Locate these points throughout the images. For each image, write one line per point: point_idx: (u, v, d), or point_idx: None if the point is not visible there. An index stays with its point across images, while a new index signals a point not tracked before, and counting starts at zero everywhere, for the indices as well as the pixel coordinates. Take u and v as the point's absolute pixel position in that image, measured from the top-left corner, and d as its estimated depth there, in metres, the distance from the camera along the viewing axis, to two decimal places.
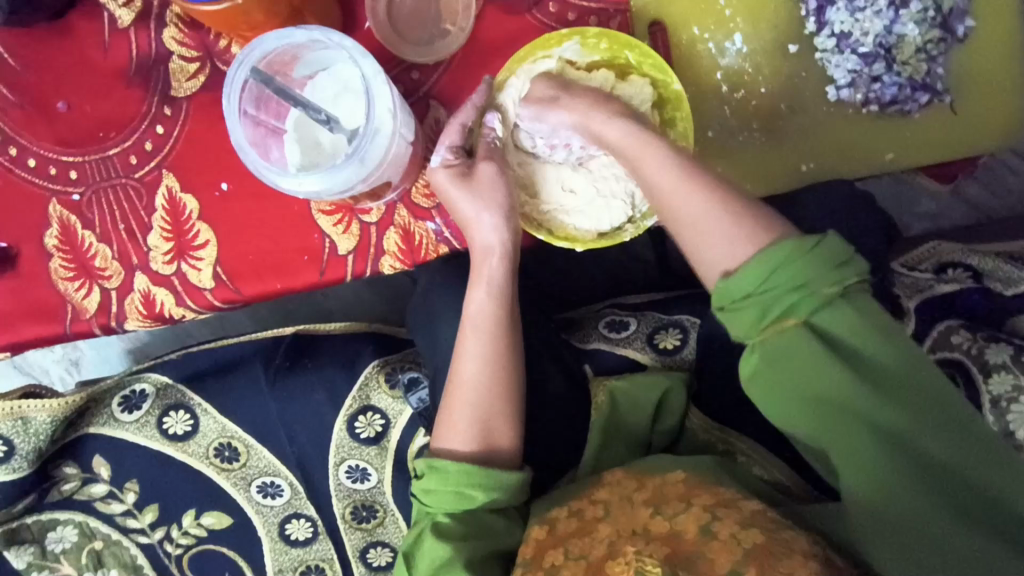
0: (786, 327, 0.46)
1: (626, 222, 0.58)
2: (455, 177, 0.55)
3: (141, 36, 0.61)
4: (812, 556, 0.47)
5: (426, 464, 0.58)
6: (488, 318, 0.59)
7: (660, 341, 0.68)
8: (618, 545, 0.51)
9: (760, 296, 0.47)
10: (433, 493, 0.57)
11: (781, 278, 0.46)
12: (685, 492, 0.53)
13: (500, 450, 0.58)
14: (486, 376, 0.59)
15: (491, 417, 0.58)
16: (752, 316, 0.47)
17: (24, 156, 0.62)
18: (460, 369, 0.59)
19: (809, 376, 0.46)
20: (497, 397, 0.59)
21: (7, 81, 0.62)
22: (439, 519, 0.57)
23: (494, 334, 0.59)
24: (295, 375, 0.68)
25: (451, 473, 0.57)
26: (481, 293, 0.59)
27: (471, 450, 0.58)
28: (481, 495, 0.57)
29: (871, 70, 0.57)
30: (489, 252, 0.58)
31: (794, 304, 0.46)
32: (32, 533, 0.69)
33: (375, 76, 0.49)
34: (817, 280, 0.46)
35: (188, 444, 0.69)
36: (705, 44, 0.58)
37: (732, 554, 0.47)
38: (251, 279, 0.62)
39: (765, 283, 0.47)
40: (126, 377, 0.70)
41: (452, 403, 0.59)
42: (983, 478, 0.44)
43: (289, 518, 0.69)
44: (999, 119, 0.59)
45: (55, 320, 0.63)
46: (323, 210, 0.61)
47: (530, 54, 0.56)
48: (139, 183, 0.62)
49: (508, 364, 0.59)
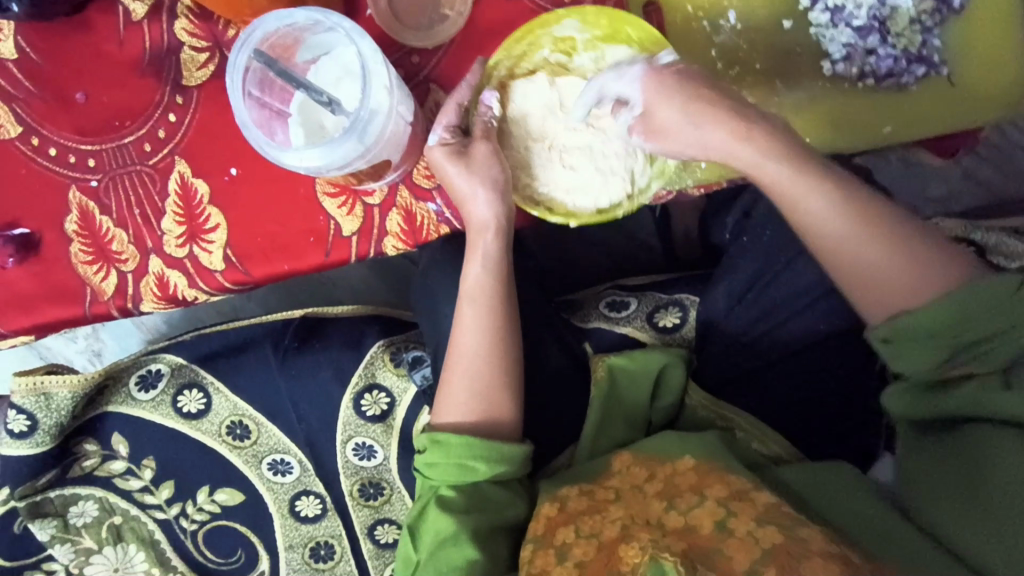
0: (972, 374, 0.50)
1: (623, 198, 0.59)
2: (455, 159, 0.56)
3: (154, 28, 0.64)
4: (831, 558, 0.45)
5: (429, 438, 0.59)
6: (484, 291, 0.62)
7: (659, 319, 0.68)
8: (631, 530, 0.52)
9: (943, 336, 0.50)
10: (436, 466, 0.59)
11: (967, 323, 0.49)
12: (698, 483, 0.54)
13: (502, 419, 0.60)
14: (486, 346, 0.61)
15: (489, 387, 0.60)
16: (915, 349, 0.51)
17: (45, 145, 0.65)
18: (459, 338, 0.62)
19: (958, 398, 0.50)
20: (496, 367, 0.61)
21: (28, 74, 0.65)
22: (444, 492, 0.58)
23: (490, 306, 0.62)
24: (303, 355, 0.69)
25: (454, 446, 0.58)
26: (478, 267, 0.62)
27: (472, 418, 0.60)
28: (482, 467, 0.58)
29: (865, 43, 0.58)
30: (484, 228, 0.60)
31: (960, 340, 0.50)
32: (54, 507, 0.71)
33: (373, 56, 0.51)
34: (1012, 324, 0.48)
35: (201, 421, 0.71)
36: (699, 23, 0.59)
37: (750, 552, 0.47)
38: (259, 261, 0.64)
39: (951, 325, 0.49)
40: (142, 357, 0.73)
41: (452, 372, 0.61)
42: None
43: (299, 496, 0.71)
44: (1000, 89, 0.59)
45: (75, 302, 0.66)
46: (327, 192, 0.63)
47: (529, 32, 0.56)
48: (152, 169, 0.64)
49: (505, 335, 0.61)
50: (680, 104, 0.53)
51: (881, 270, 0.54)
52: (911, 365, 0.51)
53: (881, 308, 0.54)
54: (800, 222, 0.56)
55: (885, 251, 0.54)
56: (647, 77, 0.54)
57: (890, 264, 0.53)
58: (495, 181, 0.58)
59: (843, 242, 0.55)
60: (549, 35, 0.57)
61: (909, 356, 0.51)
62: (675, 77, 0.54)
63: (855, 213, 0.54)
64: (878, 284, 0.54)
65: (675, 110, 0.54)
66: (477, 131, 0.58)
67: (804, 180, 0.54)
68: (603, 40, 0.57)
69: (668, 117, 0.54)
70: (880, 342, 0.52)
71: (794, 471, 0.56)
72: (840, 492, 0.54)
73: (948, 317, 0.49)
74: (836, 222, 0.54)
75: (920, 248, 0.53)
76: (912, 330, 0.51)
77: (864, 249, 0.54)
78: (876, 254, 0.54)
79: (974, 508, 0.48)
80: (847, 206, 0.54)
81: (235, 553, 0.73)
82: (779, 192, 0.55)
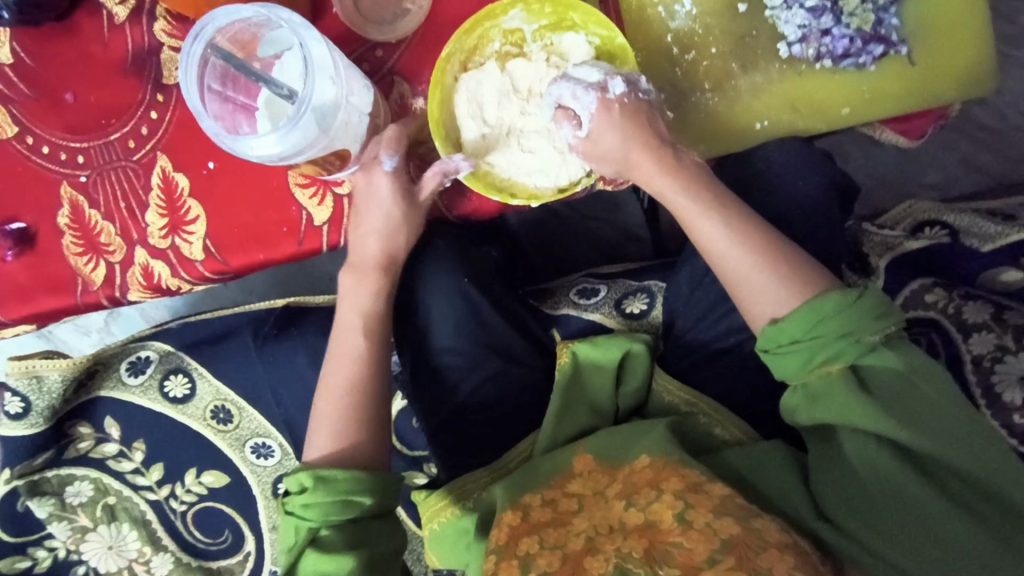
0: (830, 373, 0.50)
1: (582, 175, 0.59)
2: (398, 194, 0.61)
3: (136, 30, 0.67)
4: (787, 546, 0.48)
5: (313, 475, 0.57)
6: (369, 322, 0.64)
7: (627, 306, 0.70)
8: (596, 542, 0.53)
9: (808, 342, 0.49)
10: (316, 505, 0.57)
11: (827, 326, 0.49)
12: (654, 478, 0.54)
13: (368, 451, 0.61)
14: (363, 377, 0.63)
15: (364, 417, 0.62)
16: (792, 359, 0.50)
17: (39, 144, 0.69)
18: (333, 369, 0.63)
19: (834, 408, 0.49)
20: (374, 393, 0.63)
21: (23, 77, 0.69)
22: (322, 533, 0.56)
23: (368, 338, 0.64)
24: (281, 341, 0.72)
25: (339, 481, 0.57)
26: (362, 301, 0.64)
27: (347, 444, 0.61)
28: (366, 500, 0.58)
29: (819, 24, 0.59)
30: (376, 263, 0.64)
31: (836, 354, 0.49)
32: (52, 486, 0.75)
33: (316, 41, 0.54)
34: (863, 328, 0.49)
35: (186, 406, 0.74)
36: (654, 9, 0.60)
37: (709, 543, 0.48)
38: (237, 251, 0.66)
39: (814, 329, 0.49)
40: (131, 345, 0.76)
41: (330, 397, 0.62)
42: (976, 462, 0.47)
43: (281, 478, 0.74)
44: (953, 69, 0.60)
45: (67, 292, 0.69)
46: (299, 183, 0.65)
47: (476, 24, 0.58)
48: (136, 164, 0.67)
49: (384, 371, 0.64)
50: (620, 135, 0.55)
51: (750, 283, 0.53)
52: (790, 372, 0.51)
53: (761, 323, 0.52)
54: (691, 233, 0.55)
55: (758, 266, 0.52)
56: (602, 105, 0.55)
57: (759, 280, 0.52)
58: (407, 222, 0.63)
59: (717, 250, 0.54)
60: (497, 28, 0.59)
61: (787, 365, 0.50)
62: (626, 109, 0.55)
63: (749, 234, 0.54)
64: (759, 299, 0.52)
65: (614, 138, 0.55)
66: (430, 185, 0.60)
67: (698, 200, 0.55)
68: (550, 29, 0.60)
69: (609, 143, 0.55)
70: (763, 349, 0.52)
71: (737, 450, 0.56)
72: (773, 472, 0.54)
73: (811, 321, 0.49)
74: (725, 238, 0.54)
75: (804, 271, 0.52)
76: (789, 337, 0.50)
77: (743, 259, 0.53)
78: (760, 268, 0.52)
79: (870, 512, 0.48)
80: (732, 222, 0.54)
81: (222, 533, 0.75)
82: (678, 205, 0.56)
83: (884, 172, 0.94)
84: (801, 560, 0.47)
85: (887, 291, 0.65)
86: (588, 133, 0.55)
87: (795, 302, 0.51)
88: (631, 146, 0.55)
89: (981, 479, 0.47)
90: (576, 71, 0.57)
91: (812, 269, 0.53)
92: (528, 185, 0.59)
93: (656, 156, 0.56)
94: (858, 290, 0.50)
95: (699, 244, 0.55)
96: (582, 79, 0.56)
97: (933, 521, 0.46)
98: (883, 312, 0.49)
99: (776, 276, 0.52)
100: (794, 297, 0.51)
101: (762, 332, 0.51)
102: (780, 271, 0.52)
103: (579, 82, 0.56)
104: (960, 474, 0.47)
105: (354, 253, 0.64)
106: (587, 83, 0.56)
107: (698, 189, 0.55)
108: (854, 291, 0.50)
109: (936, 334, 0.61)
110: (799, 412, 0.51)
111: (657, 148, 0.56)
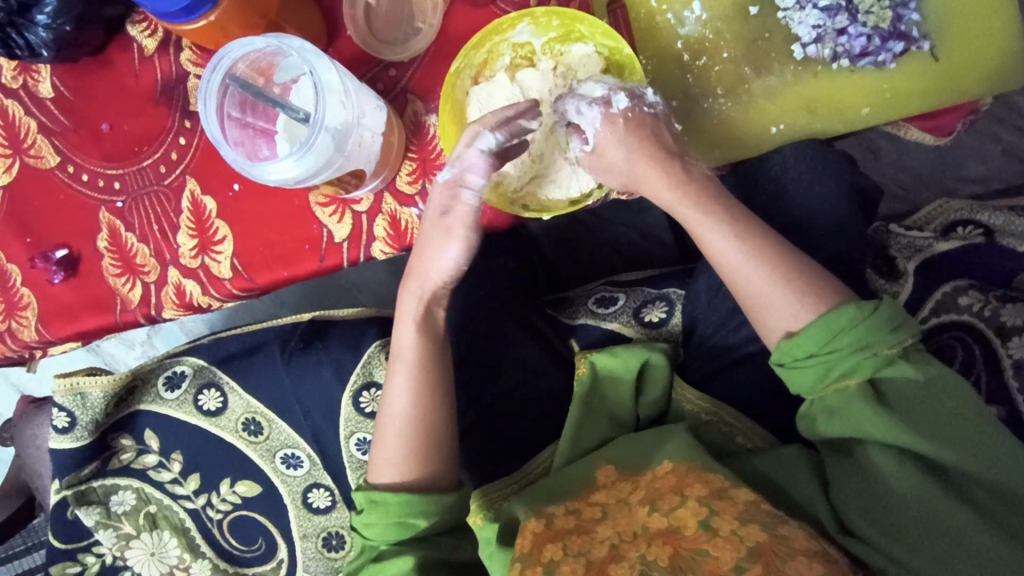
0: (847, 387, 0.49)
1: (593, 187, 0.60)
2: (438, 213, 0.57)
3: (163, 60, 0.70)
4: (815, 555, 0.46)
5: (368, 499, 0.62)
6: (419, 355, 0.63)
7: (647, 315, 0.69)
8: (621, 549, 0.52)
9: (824, 356, 0.49)
10: (375, 525, 0.62)
11: (843, 340, 0.48)
12: (677, 484, 0.53)
13: (430, 473, 0.62)
14: (415, 410, 0.62)
15: (420, 444, 0.62)
16: (809, 374, 0.49)
17: (79, 173, 0.73)
18: (389, 399, 0.63)
19: (858, 423, 0.48)
20: (425, 416, 0.62)
21: (64, 110, 0.73)
22: (390, 541, 0.62)
23: (425, 361, 0.63)
24: (307, 355, 0.75)
25: (392, 506, 0.61)
26: (411, 329, 0.62)
27: (412, 476, 0.62)
28: (421, 522, 0.61)
29: (834, 23, 0.59)
30: (422, 290, 0.61)
31: (855, 369, 0.48)
32: (98, 496, 0.79)
33: (326, 66, 0.55)
34: (881, 341, 0.48)
35: (219, 419, 0.77)
36: (664, 16, 0.60)
37: (736, 551, 0.48)
38: (262, 269, 0.68)
39: (830, 343, 0.48)
40: (166, 360, 0.80)
41: (387, 431, 0.63)
42: (1007, 473, 0.45)
43: (310, 488, 0.76)
44: (981, 64, 0.59)
45: (107, 311, 0.73)
46: (319, 202, 0.66)
47: (485, 38, 0.58)
48: (168, 188, 0.70)
49: (438, 400, 0.63)
50: (625, 149, 0.55)
51: (764, 296, 0.52)
52: (808, 386, 0.50)
53: (774, 336, 0.52)
54: (706, 250, 0.55)
55: (772, 278, 0.51)
56: (605, 121, 0.54)
57: (772, 292, 0.51)
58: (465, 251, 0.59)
59: (730, 270, 0.53)
60: (506, 42, 0.59)
61: (805, 380, 0.50)
62: (632, 123, 0.55)
63: (761, 248, 0.53)
64: (771, 312, 0.51)
65: (620, 152, 0.55)
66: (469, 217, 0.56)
67: (709, 213, 0.54)
68: (558, 41, 0.59)
69: (614, 158, 0.55)
70: (778, 363, 0.51)
71: (763, 457, 0.56)
72: (796, 477, 0.54)
73: (831, 328, 0.48)
74: (738, 253, 0.53)
75: (817, 281, 0.51)
76: (807, 352, 0.49)
77: (755, 270, 0.52)
78: (773, 282, 0.51)
79: (907, 532, 0.46)
80: (746, 231, 0.53)
81: (257, 540, 0.78)
82: (688, 219, 0.55)
83: (920, 168, 0.91)
84: (830, 566, 0.46)
85: (915, 296, 0.63)
86: (594, 147, 0.55)
87: (809, 314, 0.50)
88: (641, 162, 0.55)
89: (1015, 489, 0.45)
90: (580, 86, 0.56)
91: (823, 275, 0.52)
92: (540, 196, 0.60)
93: (673, 165, 0.55)
94: (872, 303, 0.48)
95: (712, 261, 0.55)
96: (586, 94, 0.56)
97: (969, 537, 0.44)
98: (899, 324, 0.48)
99: (789, 287, 0.51)
100: (808, 308, 0.50)
101: (777, 347, 0.51)
102: (793, 283, 0.51)
103: (584, 97, 0.56)
104: (987, 485, 0.45)
105: (408, 271, 0.61)
106: (592, 97, 0.55)
107: (706, 203, 0.54)
108: (869, 303, 0.48)
109: (974, 340, 0.58)
110: (817, 428, 0.51)
111: (668, 157, 0.55)
